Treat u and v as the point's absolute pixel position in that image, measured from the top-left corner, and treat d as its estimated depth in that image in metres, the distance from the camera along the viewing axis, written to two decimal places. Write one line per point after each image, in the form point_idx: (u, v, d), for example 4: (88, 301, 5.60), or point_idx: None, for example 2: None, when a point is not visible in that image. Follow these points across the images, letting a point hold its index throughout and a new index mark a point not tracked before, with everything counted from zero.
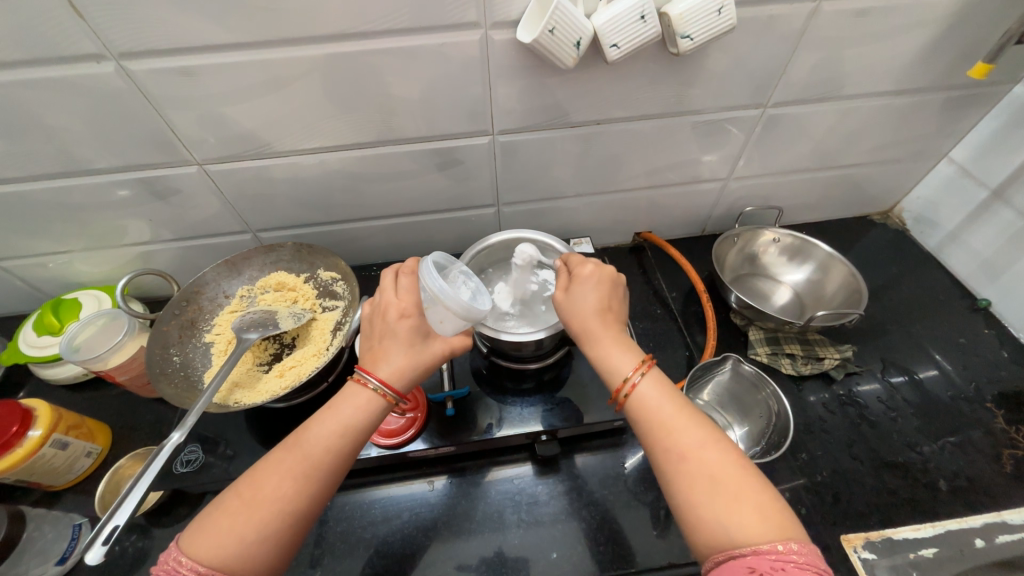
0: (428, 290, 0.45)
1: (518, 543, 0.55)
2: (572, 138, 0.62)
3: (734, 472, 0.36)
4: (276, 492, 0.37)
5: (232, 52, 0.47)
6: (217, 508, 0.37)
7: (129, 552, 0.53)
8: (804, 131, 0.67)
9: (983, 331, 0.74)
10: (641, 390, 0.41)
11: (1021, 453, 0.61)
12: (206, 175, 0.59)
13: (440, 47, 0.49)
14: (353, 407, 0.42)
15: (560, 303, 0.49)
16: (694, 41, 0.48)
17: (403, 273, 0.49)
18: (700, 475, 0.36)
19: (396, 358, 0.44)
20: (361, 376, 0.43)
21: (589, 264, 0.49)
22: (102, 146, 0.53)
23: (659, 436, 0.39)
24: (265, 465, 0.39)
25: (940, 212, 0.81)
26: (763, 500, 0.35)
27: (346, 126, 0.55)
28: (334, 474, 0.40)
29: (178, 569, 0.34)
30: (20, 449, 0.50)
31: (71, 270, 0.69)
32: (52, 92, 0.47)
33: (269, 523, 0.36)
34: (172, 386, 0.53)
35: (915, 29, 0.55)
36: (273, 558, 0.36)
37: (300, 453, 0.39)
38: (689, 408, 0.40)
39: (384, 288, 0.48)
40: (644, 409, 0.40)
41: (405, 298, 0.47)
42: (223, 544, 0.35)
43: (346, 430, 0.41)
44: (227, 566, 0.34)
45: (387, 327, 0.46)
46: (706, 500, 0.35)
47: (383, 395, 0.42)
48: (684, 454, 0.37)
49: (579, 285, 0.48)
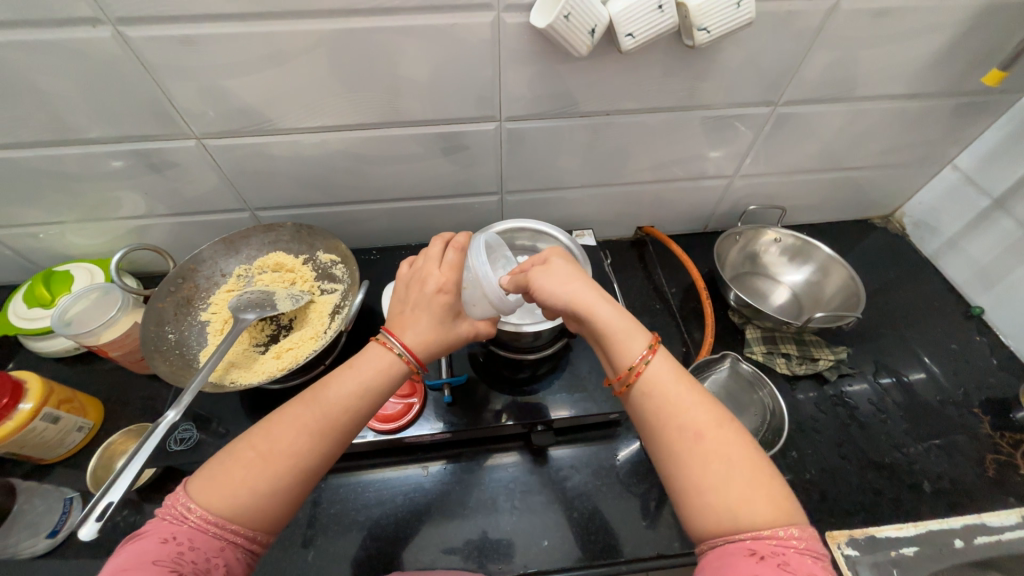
0: (476, 271, 0.47)
1: (510, 529, 0.56)
2: (580, 128, 0.61)
3: (745, 454, 0.35)
4: (291, 448, 0.37)
5: (235, 23, 0.45)
6: (232, 456, 0.36)
7: (121, 526, 0.53)
8: (812, 131, 0.66)
9: (975, 338, 0.75)
10: (653, 369, 0.40)
11: (1003, 458, 0.62)
12: (204, 150, 0.57)
13: (450, 28, 0.48)
14: (374, 370, 0.41)
15: (539, 277, 0.45)
16: (711, 34, 0.47)
17: (451, 246, 0.48)
18: (715, 456, 0.35)
19: (424, 329, 0.44)
20: (387, 340, 0.43)
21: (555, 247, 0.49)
22: (97, 114, 0.51)
23: (670, 413, 0.38)
24: (281, 419, 0.38)
25: (941, 218, 0.81)
26: (773, 488, 0.34)
27: (350, 105, 0.54)
28: (349, 435, 0.40)
29: (187, 517, 0.34)
30: (11, 422, 0.50)
31: (62, 241, 0.67)
32: (44, 56, 0.45)
33: (280, 478, 0.36)
34: (167, 363, 0.52)
35: (932, 32, 0.55)
36: (281, 510, 0.36)
37: (319, 410, 0.39)
38: (700, 389, 0.39)
39: (429, 257, 0.47)
40: (656, 387, 0.39)
41: (447, 272, 0.46)
42: (232, 496, 0.35)
43: (366, 393, 0.41)
44: (237, 517, 0.35)
45: (422, 297, 0.45)
46: (716, 482, 0.34)
47: (407, 362, 0.43)
48: (699, 432, 0.36)
49: (556, 261, 0.47)
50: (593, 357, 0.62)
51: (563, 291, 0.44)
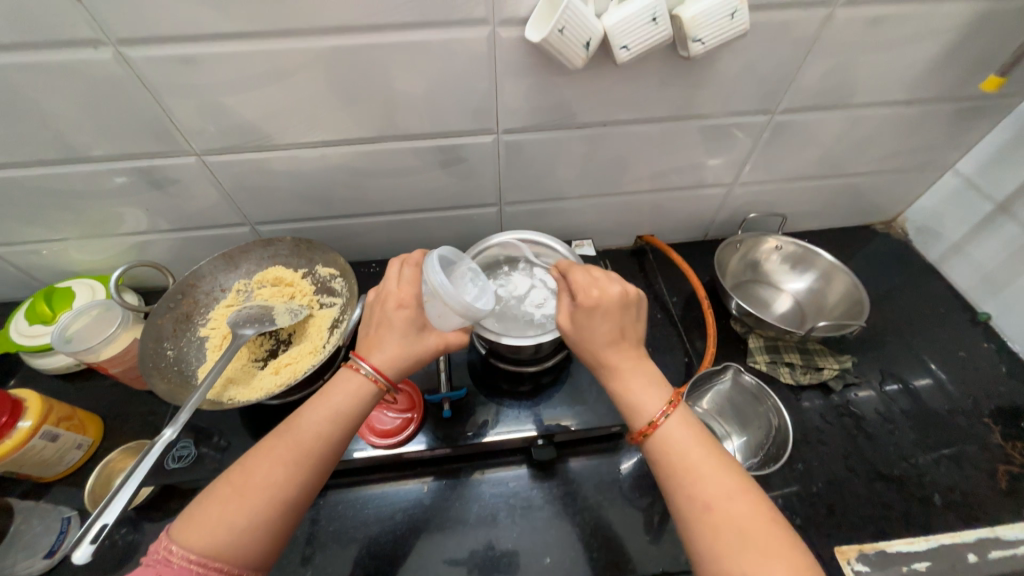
0: (427, 280, 0.45)
1: (510, 546, 0.55)
2: (578, 139, 0.61)
3: (759, 521, 0.36)
4: (267, 479, 0.37)
5: (233, 42, 0.45)
6: (209, 496, 0.37)
7: (119, 545, 0.52)
8: (811, 139, 0.66)
9: (982, 345, 0.74)
10: (665, 432, 0.40)
11: (1015, 469, 0.61)
12: (205, 166, 0.58)
13: (446, 44, 0.48)
14: (344, 393, 0.42)
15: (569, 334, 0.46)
16: (706, 45, 0.47)
17: (407, 264, 0.49)
18: (727, 526, 0.35)
19: (389, 346, 0.44)
20: (353, 362, 0.43)
21: (576, 272, 0.47)
22: (99, 132, 0.52)
23: (681, 481, 0.38)
24: (256, 453, 0.39)
25: (944, 223, 0.80)
26: (788, 553, 0.34)
27: (349, 120, 0.54)
28: (326, 461, 0.40)
29: (170, 557, 0.33)
30: (9, 441, 0.49)
31: (64, 257, 0.68)
32: (47, 77, 0.46)
33: (259, 511, 0.36)
34: (165, 381, 0.52)
35: (928, 39, 0.55)
36: (266, 545, 0.36)
37: (293, 439, 0.39)
38: (713, 453, 0.40)
39: (388, 276, 0.48)
40: (667, 452, 0.40)
41: (405, 289, 0.47)
42: (214, 531, 0.35)
43: (338, 415, 0.41)
44: (220, 553, 0.34)
45: (384, 315, 0.46)
46: (730, 552, 0.35)
47: (376, 380, 0.42)
48: (710, 503, 0.37)
49: (587, 318, 0.45)
50: None
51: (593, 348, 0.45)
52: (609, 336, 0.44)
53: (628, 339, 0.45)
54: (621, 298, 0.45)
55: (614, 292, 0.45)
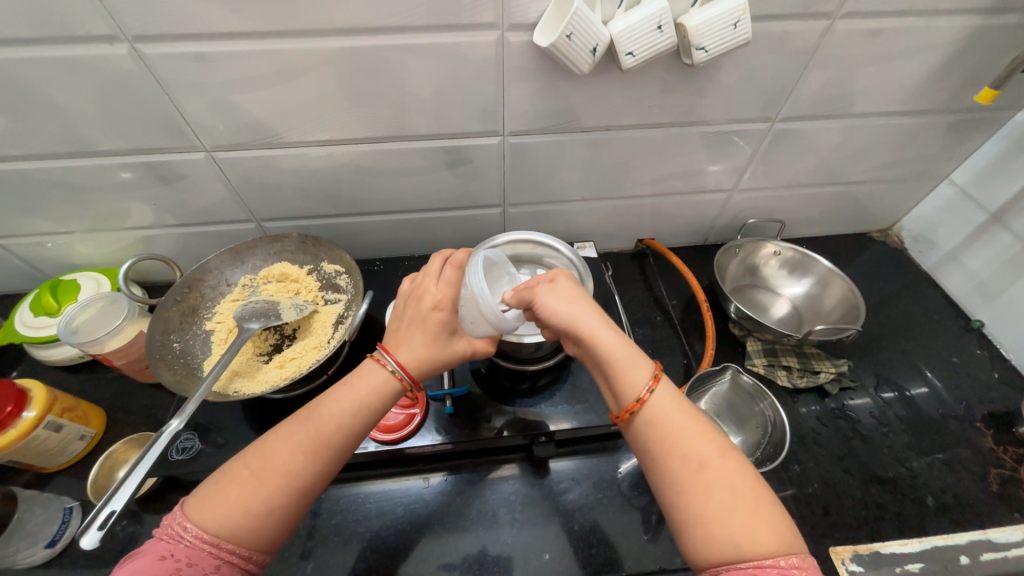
0: (467, 286, 0.46)
1: (510, 543, 0.55)
2: (581, 142, 0.62)
3: (747, 482, 0.36)
4: (285, 466, 0.38)
5: (246, 41, 0.46)
6: (226, 476, 0.37)
7: (120, 536, 0.52)
8: (810, 147, 0.68)
9: (976, 351, 0.75)
10: (654, 399, 0.40)
11: (1007, 473, 0.62)
12: (214, 162, 0.58)
13: (455, 47, 0.49)
14: (368, 386, 0.42)
15: (550, 294, 0.45)
16: (709, 53, 0.48)
17: (450, 264, 0.50)
18: (718, 487, 0.36)
19: (418, 347, 0.45)
20: (381, 356, 0.44)
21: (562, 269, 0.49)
22: (111, 127, 0.53)
23: (671, 444, 0.38)
24: (276, 437, 0.39)
25: (939, 232, 0.82)
26: (772, 516, 0.35)
27: (357, 120, 0.55)
28: (342, 453, 0.40)
29: (183, 535, 0.35)
30: (13, 430, 0.50)
31: (70, 251, 0.68)
32: (61, 71, 0.47)
33: (274, 497, 0.37)
34: (171, 372, 0.52)
35: (924, 52, 0.56)
36: (277, 530, 0.37)
37: (313, 428, 0.39)
38: (701, 418, 0.40)
39: (429, 274, 0.49)
40: (656, 417, 0.40)
41: (444, 290, 0.48)
42: (227, 514, 0.36)
43: (358, 409, 0.41)
44: (231, 535, 0.35)
45: (418, 314, 0.47)
46: (720, 512, 0.35)
47: (399, 379, 0.43)
48: (703, 463, 0.37)
49: (564, 275, 0.47)
50: None
51: (580, 296, 0.45)
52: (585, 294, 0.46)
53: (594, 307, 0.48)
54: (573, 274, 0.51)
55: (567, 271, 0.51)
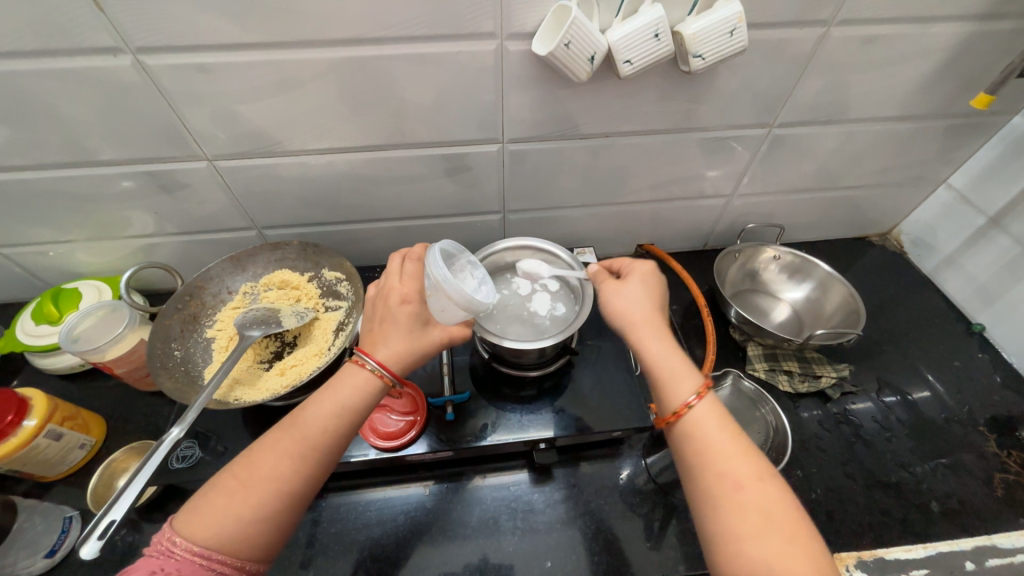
0: (429, 275, 0.46)
1: (511, 551, 0.55)
2: (580, 149, 0.62)
3: (784, 508, 0.36)
4: (273, 473, 0.38)
5: (247, 51, 0.47)
6: (214, 488, 0.38)
7: (119, 546, 0.52)
8: (808, 152, 0.68)
9: (977, 355, 0.75)
10: (698, 413, 0.41)
11: (1011, 477, 0.61)
12: (215, 171, 0.59)
13: (455, 55, 0.50)
14: (348, 387, 0.42)
15: (611, 294, 0.50)
16: (706, 60, 0.49)
17: (409, 260, 0.50)
18: (754, 508, 0.36)
19: (395, 341, 0.45)
20: (359, 357, 0.44)
21: (643, 263, 0.52)
22: (113, 137, 0.53)
23: (711, 461, 0.39)
24: (262, 445, 0.39)
25: (938, 236, 0.82)
26: (806, 542, 0.35)
27: (356, 128, 0.56)
28: (330, 456, 0.41)
29: (173, 550, 0.35)
30: (14, 439, 0.50)
31: (72, 259, 0.69)
32: (64, 82, 0.47)
33: (262, 504, 0.37)
34: (172, 380, 0.52)
35: (920, 58, 0.57)
36: (269, 537, 0.37)
37: (297, 433, 0.40)
38: (741, 437, 0.40)
39: (390, 272, 0.49)
40: (698, 431, 0.40)
41: (408, 284, 0.48)
42: (216, 524, 0.36)
43: (342, 411, 0.41)
44: (223, 545, 0.35)
45: (387, 312, 0.47)
46: (754, 533, 0.35)
47: (381, 376, 0.43)
48: (740, 483, 0.37)
49: (634, 280, 0.50)
50: (595, 374, 0.62)
51: (641, 300, 0.48)
52: (650, 303, 0.48)
53: (664, 316, 0.49)
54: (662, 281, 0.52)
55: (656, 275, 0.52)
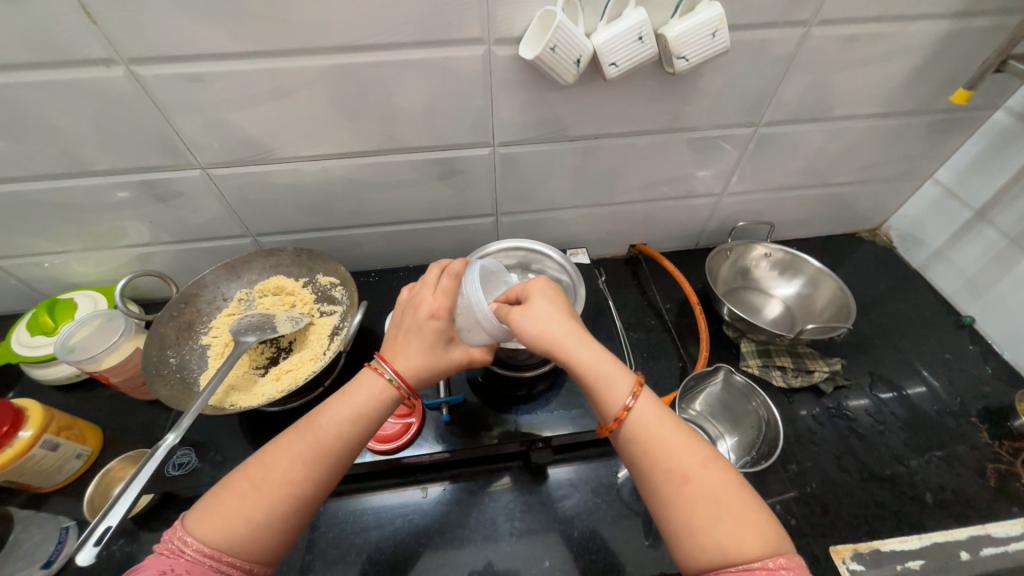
0: (466, 296, 0.46)
1: (510, 552, 0.55)
2: (570, 151, 0.63)
3: (731, 489, 0.37)
4: (286, 476, 0.38)
5: (237, 60, 0.48)
6: (227, 489, 0.38)
7: (116, 556, 0.52)
8: (795, 150, 0.69)
9: (968, 347, 0.75)
10: (638, 410, 0.41)
11: (1004, 467, 0.62)
12: (209, 179, 0.59)
13: (444, 61, 0.50)
14: (367, 395, 0.43)
15: (522, 319, 0.45)
16: (690, 62, 0.50)
17: (446, 273, 0.50)
18: (703, 495, 0.36)
19: (415, 355, 0.46)
20: (379, 365, 0.45)
21: (535, 280, 0.49)
22: (107, 148, 0.54)
23: (656, 458, 0.39)
24: (276, 448, 0.40)
25: (926, 230, 0.83)
26: (757, 517, 0.35)
27: (348, 134, 0.56)
28: (342, 463, 0.41)
29: (183, 549, 0.34)
30: (10, 450, 0.50)
31: (67, 270, 0.69)
32: (57, 94, 0.48)
33: (275, 507, 0.37)
34: (168, 387, 0.52)
35: (900, 56, 0.58)
36: (278, 542, 0.37)
37: (312, 438, 0.40)
38: (685, 427, 0.41)
39: (427, 283, 0.49)
40: (640, 430, 0.40)
41: (441, 299, 0.48)
42: (229, 527, 0.36)
43: (359, 417, 0.42)
44: (232, 548, 0.35)
45: (415, 323, 0.47)
46: (706, 521, 0.35)
47: (397, 387, 0.43)
48: (685, 474, 0.37)
49: (537, 295, 0.47)
50: None
51: (557, 315, 0.46)
52: (561, 314, 0.46)
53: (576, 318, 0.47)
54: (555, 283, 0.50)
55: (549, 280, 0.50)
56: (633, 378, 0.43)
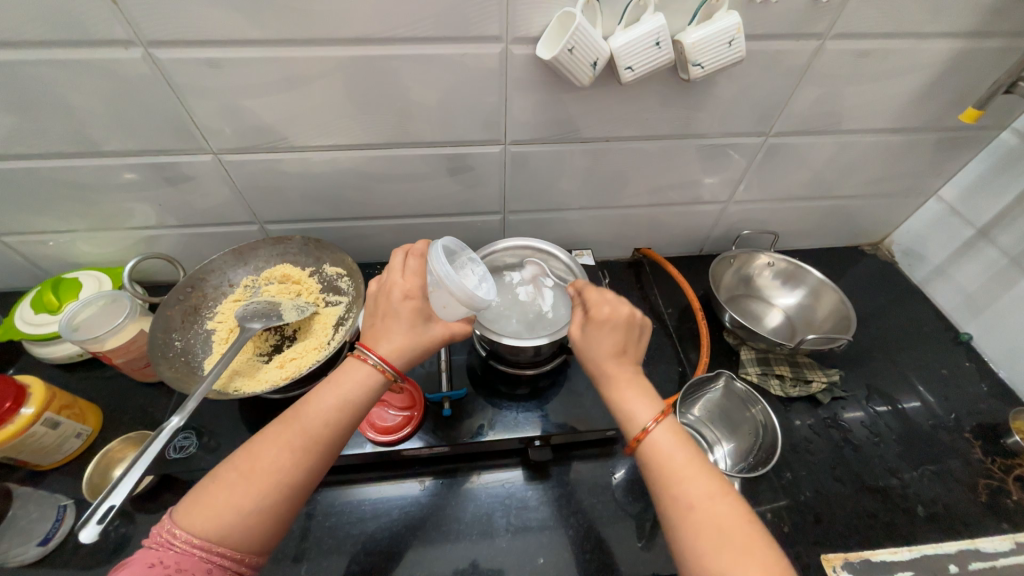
0: (434, 273, 0.46)
1: (504, 547, 0.55)
2: (581, 152, 0.64)
3: (737, 523, 0.38)
4: (275, 465, 0.39)
5: (255, 47, 0.48)
6: (216, 480, 0.38)
7: (112, 536, 0.52)
8: (803, 161, 0.70)
9: (964, 364, 0.76)
10: (657, 435, 0.42)
11: (995, 483, 0.63)
12: (221, 165, 0.59)
13: (461, 58, 0.51)
14: (353, 381, 0.43)
15: (576, 337, 0.48)
16: (705, 69, 0.50)
17: (412, 255, 0.49)
18: (709, 525, 0.38)
19: (396, 337, 0.45)
20: (362, 353, 0.44)
21: (615, 309, 0.47)
22: (120, 129, 0.54)
23: (667, 484, 0.40)
24: (264, 438, 0.40)
25: (928, 246, 0.84)
26: (755, 551, 0.36)
27: (361, 126, 0.57)
28: (330, 450, 0.41)
29: (172, 542, 0.35)
30: (11, 426, 0.50)
31: (72, 249, 0.69)
32: (73, 72, 0.48)
33: (263, 496, 0.38)
34: (172, 369, 0.53)
35: (911, 73, 0.58)
36: (268, 531, 0.38)
37: (300, 427, 0.40)
38: (699, 457, 0.42)
39: (393, 268, 0.48)
40: (657, 454, 0.42)
41: (411, 279, 0.47)
42: (217, 518, 0.36)
43: (345, 404, 0.42)
44: (222, 539, 0.36)
45: (390, 307, 0.46)
46: (708, 551, 0.37)
47: (383, 371, 0.43)
48: (692, 504, 0.39)
49: (597, 328, 0.47)
50: None
51: (602, 355, 0.46)
52: (614, 350, 0.46)
53: (630, 356, 0.47)
54: (625, 318, 0.47)
55: (620, 313, 0.47)
56: (660, 407, 0.44)
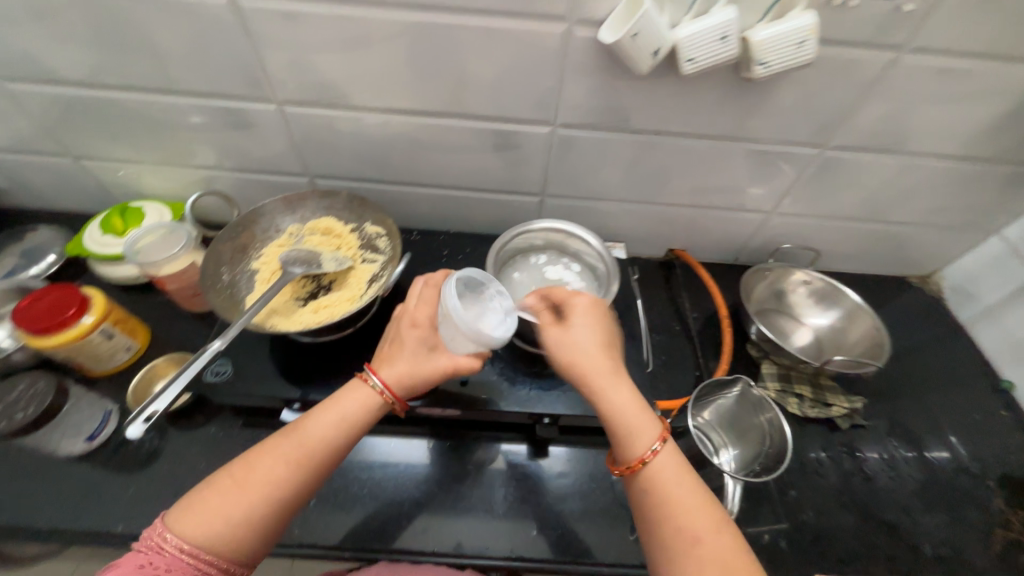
0: (443, 305, 0.48)
1: (501, 514, 0.58)
2: (629, 143, 0.63)
3: (738, 556, 0.40)
4: (268, 475, 0.42)
5: (329, 4, 0.50)
6: (211, 486, 0.41)
7: (149, 444, 0.58)
8: (858, 179, 0.67)
9: (1000, 413, 0.73)
10: (660, 463, 0.45)
11: (1012, 536, 0.61)
12: (282, 115, 0.62)
13: (523, 33, 0.51)
14: (353, 402, 0.47)
15: (553, 337, 0.51)
16: (769, 69, 0.49)
17: (429, 285, 0.56)
18: (710, 558, 0.40)
19: (399, 364, 0.49)
20: (365, 374, 0.49)
21: (580, 298, 0.53)
22: (197, 71, 0.57)
23: (671, 515, 0.42)
24: (263, 449, 0.44)
25: (980, 285, 0.79)
26: None
27: (417, 93, 0.58)
28: (324, 468, 0.45)
29: (163, 545, 0.38)
30: (74, 329, 0.55)
31: (139, 180, 0.74)
32: (163, 12, 0.51)
33: (254, 506, 0.41)
34: (219, 299, 0.57)
35: (991, 98, 0.55)
36: (252, 540, 0.41)
37: (298, 441, 0.44)
38: (697, 486, 0.44)
39: (410, 296, 0.55)
40: (664, 486, 0.44)
41: (423, 308, 0.53)
42: (206, 523, 0.39)
43: (343, 424, 0.46)
44: (210, 546, 0.39)
45: (399, 332, 0.52)
46: None
47: (382, 393, 0.48)
48: (699, 537, 0.41)
49: (574, 319, 0.51)
50: None
51: (583, 348, 0.49)
52: (595, 344, 0.50)
53: (606, 350, 0.50)
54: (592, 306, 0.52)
55: (586, 301, 0.53)
56: (660, 432, 0.46)
